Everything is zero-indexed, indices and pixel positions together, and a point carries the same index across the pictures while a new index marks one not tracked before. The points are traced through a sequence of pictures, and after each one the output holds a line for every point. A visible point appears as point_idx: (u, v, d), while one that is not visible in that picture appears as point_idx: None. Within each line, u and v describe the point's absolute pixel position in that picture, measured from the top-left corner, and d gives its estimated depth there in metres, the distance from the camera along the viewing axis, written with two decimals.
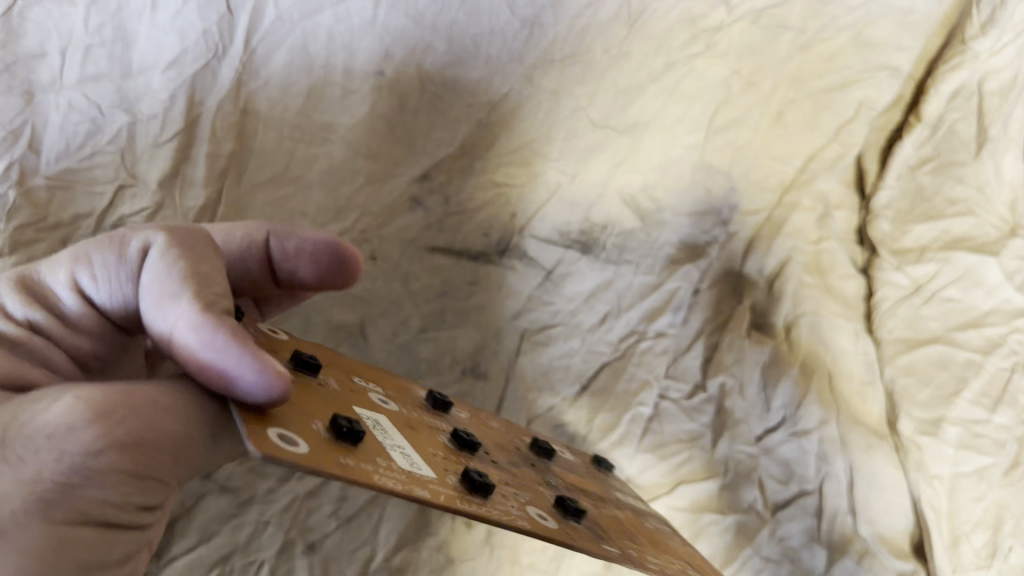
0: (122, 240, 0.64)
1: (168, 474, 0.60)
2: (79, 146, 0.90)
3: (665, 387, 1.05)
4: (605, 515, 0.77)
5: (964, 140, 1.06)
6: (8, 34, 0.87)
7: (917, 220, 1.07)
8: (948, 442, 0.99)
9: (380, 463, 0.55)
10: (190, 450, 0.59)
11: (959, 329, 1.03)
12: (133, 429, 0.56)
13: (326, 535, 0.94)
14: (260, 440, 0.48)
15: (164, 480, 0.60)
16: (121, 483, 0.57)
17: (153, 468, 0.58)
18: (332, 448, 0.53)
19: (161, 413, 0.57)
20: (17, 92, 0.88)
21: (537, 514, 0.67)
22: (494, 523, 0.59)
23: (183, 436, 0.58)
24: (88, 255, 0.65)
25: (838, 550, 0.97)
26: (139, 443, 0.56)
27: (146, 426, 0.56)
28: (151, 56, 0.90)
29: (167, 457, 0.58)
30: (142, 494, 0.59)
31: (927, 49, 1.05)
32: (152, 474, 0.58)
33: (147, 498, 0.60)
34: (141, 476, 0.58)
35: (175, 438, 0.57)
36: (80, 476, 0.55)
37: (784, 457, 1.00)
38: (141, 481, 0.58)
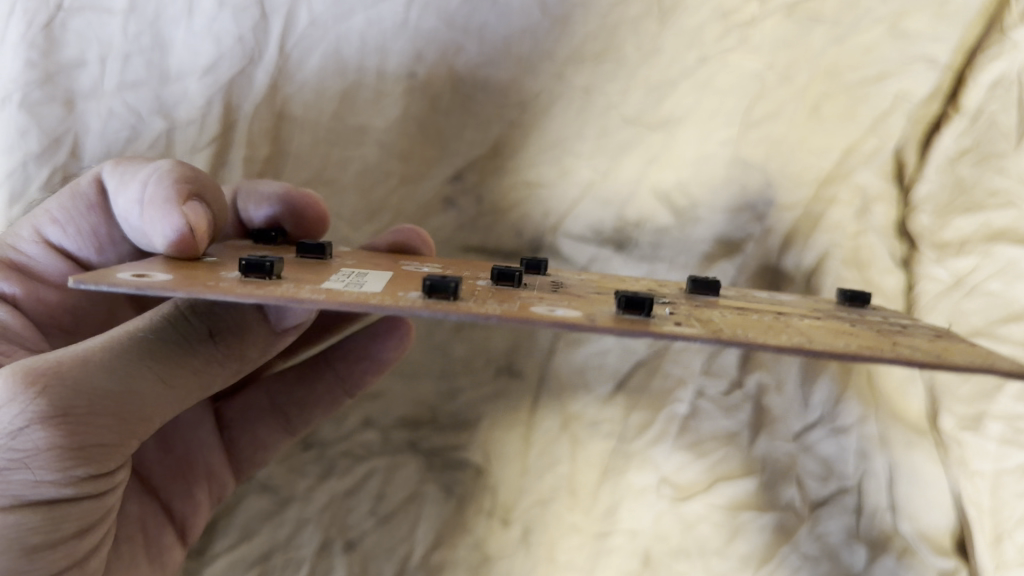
0: (75, 191, 0.89)
1: (116, 434, 0.65)
2: (120, 153, 0.97)
3: (701, 385, 1.01)
4: (744, 319, 0.66)
5: (1004, 131, 1.01)
6: (50, 44, 0.95)
7: (956, 212, 1.03)
8: (991, 438, 0.95)
9: (277, 284, 0.59)
10: (127, 400, 0.64)
11: (1002, 322, 1.01)
12: (67, 398, 0.60)
13: (365, 532, 0.97)
14: (110, 275, 0.56)
15: (113, 440, 0.65)
16: (59, 458, 0.61)
17: (91, 432, 0.63)
18: (212, 280, 0.60)
19: (92, 371, 0.62)
20: (59, 100, 0.96)
21: (551, 311, 0.61)
22: (420, 313, 0.55)
23: (120, 388, 0.63)
24: (50, 216, 0.89)
25: (878, 548, 0.96)
26: (69, 411, 0.61)
27: (82, 390, 0.61)
28: (188, 63, 0.97)
29: (107, 416, 0.63)
30: (87, 461, 0.64)
31: (968, 38, 1.02)
32: (96, 439, 0.63)
33: (93, 462, 0.64)
34: (81, 444, 0.62)
35: (108, 393, 0.62)
36: (18, 457, 0.60)
37: (823, 455, 0.98)
38: (80, 450, 0.63)
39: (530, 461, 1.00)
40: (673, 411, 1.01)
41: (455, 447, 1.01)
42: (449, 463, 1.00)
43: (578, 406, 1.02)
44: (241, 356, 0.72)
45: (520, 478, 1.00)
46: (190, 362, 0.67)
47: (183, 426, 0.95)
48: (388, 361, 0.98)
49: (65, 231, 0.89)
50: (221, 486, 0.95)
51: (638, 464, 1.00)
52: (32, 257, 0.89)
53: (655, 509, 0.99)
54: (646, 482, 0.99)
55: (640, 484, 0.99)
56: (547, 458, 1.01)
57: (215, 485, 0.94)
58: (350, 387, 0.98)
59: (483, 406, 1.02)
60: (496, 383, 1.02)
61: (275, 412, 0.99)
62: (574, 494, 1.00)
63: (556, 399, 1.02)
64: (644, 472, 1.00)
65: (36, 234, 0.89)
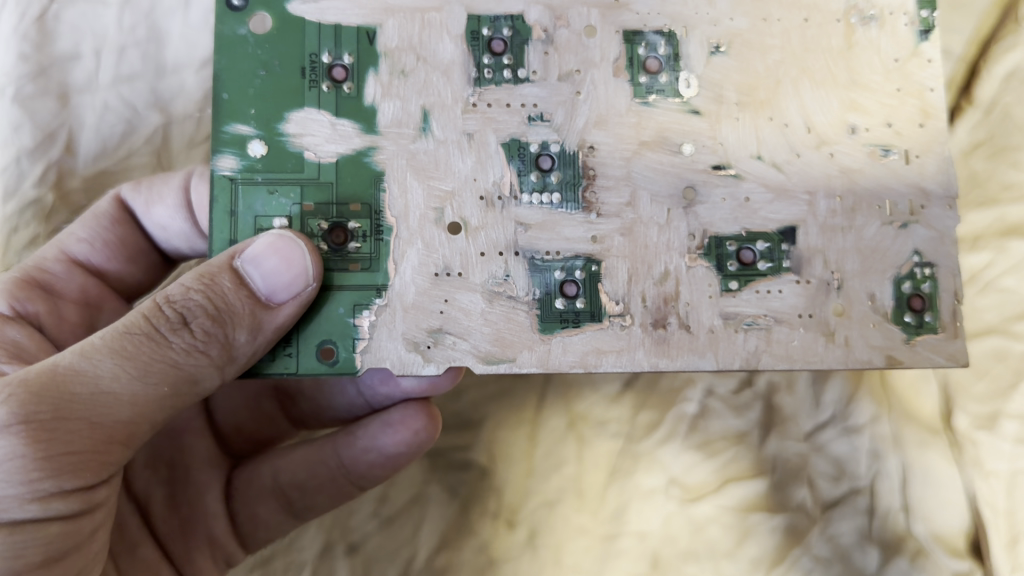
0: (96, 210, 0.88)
1: (98, 441, 0.59)
2: (115, 148, 0.94)
3: (710, 383, 1.00)
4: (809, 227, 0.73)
5: (1019, 123, 1.00)
6: (44, 37, 0.93)
7: (972, 206, 1.01)
8: (1006, 436, 0.94)
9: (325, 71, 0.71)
10: (104, 401, 0.59)
11: (1018, 319, 0.97)
12: (31, 401, 0.57)
13: (367, 535, 0.95)
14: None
15: (96, 448, 0.60)
16: (32, 466, 0.56)
17: (66, 438, 0.58)
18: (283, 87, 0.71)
19: (58, 374, 0.58)
20: (52, 94, 0.93)
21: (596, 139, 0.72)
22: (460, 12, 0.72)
23: (92, 387, 0.59)
24: (72, 236, 0.87)
25: (891, 550, 0.94)
26: (37, 413, 0.57)
27: (51, 392, 0.57)
28: (185, 55, 0.96)
29: (81, 417, 0.58)
30: (67, 472, 0.58)
31: (980, 29, 1.04)
32: (74, 446, 0.58)
33: (76, 470, 0.59)
34: (60, 452, 0.58)
35: (78, 394, 0.58)
36: None
37: (835, 455, 0.97)
38: (58, 460, 0.58)
39: (535, 462, 0.98)
40: (682, 410, 1.00)
41: (460, 448, 0.99)
42: (454, 464, 0.98)
43: (584, 405, 1.00)
44: (225, 345, 0.63)
45: (525, 479, 0.97)
46: (166, 353, 0.61)
47: (191, 488, 0.86)
48: (398, 453, 0.88)
49: (94, 246, 0.87)
50: (224, 554, 0.87)
51: (646, 464, 0.98)
52: (55, 274, 0.85)
53: (664, 511, 0.96)
54: (654, 483, 0.97)
55: (648, 485, 0.97)
56: (553, 459, 0.98)
57: (219, 548, 0.86)
58: (359, 477, 0.89)
59: (487, 405, 1.01)
60: (500, 383, 1.02)
61: (277, 492, 0.89)
62: (581, 495, 0.97)
63: (562, 397, 1.01)
64: (653, 473, 0.98)
65: (60, 254, 0.86)
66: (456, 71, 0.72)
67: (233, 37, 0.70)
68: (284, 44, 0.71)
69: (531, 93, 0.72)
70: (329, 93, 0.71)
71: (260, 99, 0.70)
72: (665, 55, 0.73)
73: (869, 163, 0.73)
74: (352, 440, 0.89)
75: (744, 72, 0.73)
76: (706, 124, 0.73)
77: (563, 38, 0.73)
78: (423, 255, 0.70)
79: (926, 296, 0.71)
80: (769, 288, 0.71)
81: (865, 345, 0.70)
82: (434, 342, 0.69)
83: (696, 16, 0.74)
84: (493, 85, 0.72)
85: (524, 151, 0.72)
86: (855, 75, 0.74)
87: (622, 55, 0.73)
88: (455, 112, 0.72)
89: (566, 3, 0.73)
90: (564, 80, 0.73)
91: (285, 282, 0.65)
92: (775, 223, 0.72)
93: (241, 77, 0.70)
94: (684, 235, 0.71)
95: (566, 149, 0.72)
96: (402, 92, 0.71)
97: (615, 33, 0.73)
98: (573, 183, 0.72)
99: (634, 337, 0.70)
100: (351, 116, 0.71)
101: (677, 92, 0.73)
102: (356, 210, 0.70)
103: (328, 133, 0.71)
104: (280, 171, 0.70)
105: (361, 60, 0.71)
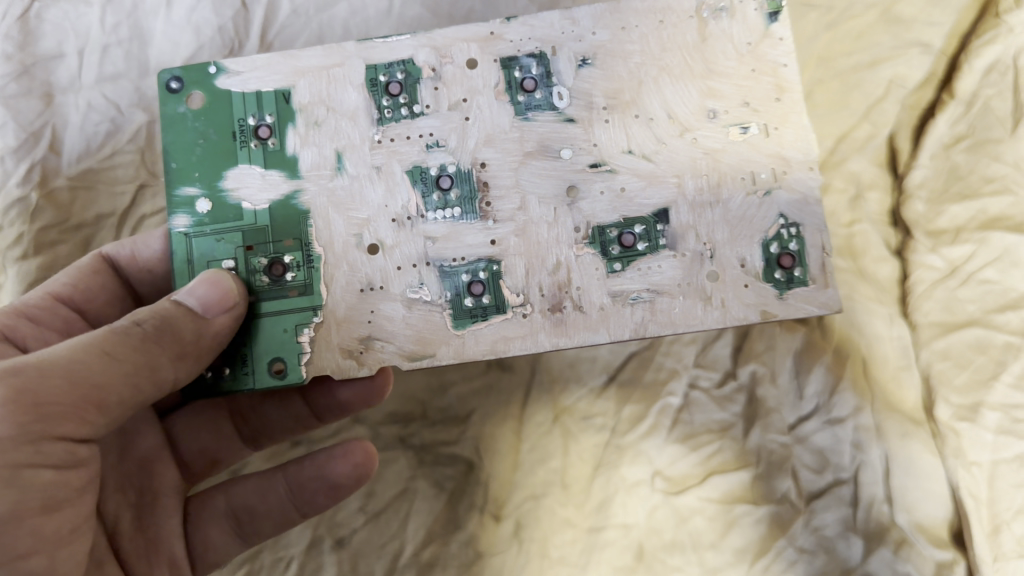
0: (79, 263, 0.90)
1: (72, 403, 0.62)
2: (99, 147, 0.95)
3: (695, 376, 1.01)
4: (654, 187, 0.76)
5: (999, 117, 1.01)
6: (27, 36, 0.95)
7: (951, 200, 1.01)
8: (987, 426, 0.95)
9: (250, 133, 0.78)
10: (80, 369, 0.62)
11: (998, 311, 0.98)
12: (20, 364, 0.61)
13: (354, 530, 0.97)
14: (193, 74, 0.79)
15: (69, 411, 0.62)
16: (16, 416, 0.60)
17: (47, 396, 0.61)
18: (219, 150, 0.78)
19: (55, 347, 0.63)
20: (36, 94, 0.94)
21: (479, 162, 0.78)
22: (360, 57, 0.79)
23: (67, 358, 0.62)
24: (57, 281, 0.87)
25: (874, 540, 0.94)
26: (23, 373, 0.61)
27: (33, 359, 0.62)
28: (167, 54, 0.97)
29: (55, 377, 0.62)
30: (44, 426, 0.61)
31: (959, 24, 1.05)
32: (51, 404, 0.61)
33: (45, 433, 0.62)
34: (38, 407, 0.61)
35: (57, 362, 0.62)
36: None
37: (817, 446, 0.98)
38: (36, 414, 0.61)
39: (521, 455, 0.99)
40: (667, 402, 1.00)
41: (448, 443, 1.00)
42: (441, 458, 0.99)
43: (570, 399, 1.01)
44: (178, 338, 0.67)
45: (511, 472, 0.98)
46: (124, 340, 0.65)
47: (155, 513, 0.84)
48: (342, 483, 0.87)
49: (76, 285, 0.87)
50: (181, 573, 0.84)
51: (631, 457, 0.99)
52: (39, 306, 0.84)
53: (650, 502, 0.97)
54: (639, 475, 0.98)
55: (634, 477, 0.98)
56: (538, 453, 0.99)
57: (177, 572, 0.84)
58: (303, 503, 0.87)
59: (474, 399, 1.02)
60: (486, 376, 1.03)
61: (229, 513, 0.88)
62: (567, 488, 0.98)
63: (547, 391, 1.02)
64: (637, 465, 0.98)
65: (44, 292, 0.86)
66: (361, 115, 0.78)
67: (173, 115, 0.78)
68: (215, 115, 0.78)
69: (428, 124, 0.78)
70: (258, 149, 0.78)
71: (202, 164, 0.78)
72: (539, 74, 0.78)
73: (730, 143, 0.76)
74: (300, 467, 0.87)
75: (610, 79, 0.78)
76: (580, 130, 0.77)
77: (450, 73, 0.78)
78: (349, 275, 0.76)
79: (796, 254, 0.74)
80: (649, 266, 0.75)
81: (740, 304, 0.74)
82: (366, 348, 0.75)
83: (563, 34, 0.78)
84: (393, 122, 0.78)
85: (425, 175, 0.77)
86: (711, 64, 0.77)
87: (500, 80, 0.78)
88: (365, 151, 0.78)
89: (447, 41, 0.79)
90: (453, 109, 0.78)
91: (220, 295, 0.71)
92: (649, 207, 0.76)
93: (185, 147, 0.78)
94: (570, 229, 0.76)
95: (461, 167, 0.77)
96: (318, 140, 0.78)
97: (493, 62, 0.78)
98: (471, 197, 0.77)
99: (536, 323, 0.74)
100: (278, 167, 0.77)
101: (554, 105, 0.78)
102: (290, 244, 0.76)
103: (259, 183, 0.77)
104: (223, 222, 0.77)
105: (281, 117, 0.78)
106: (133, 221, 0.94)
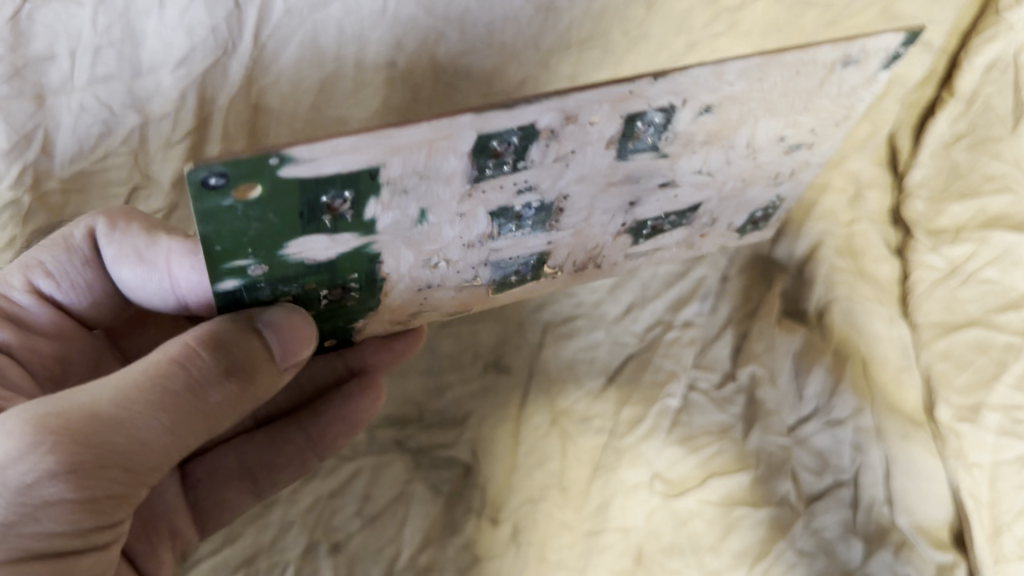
0: (68, 244, 0.85)
1: (126, 482, 0.67)
2: (92, 149, 0.94)
3: (693, 377, 1.02)
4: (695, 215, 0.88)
5: (1000, 115, 1.00)
6: (19, 37, 0.85)
7: (951, 199, 1.03)
8: (989, 428, 0.94)
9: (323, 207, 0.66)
10: (136, 452, 0.66)
11: (999, 311, 0.98)
12: (78, 454, 0.63)
13: (351, 534, 0.93)
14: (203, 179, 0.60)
15: (123, 490, 0.67)
16: (71, 509, 0.64)
17: (102, 483, 0.65)
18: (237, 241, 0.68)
19: (113, 421, 0.65)
20: (28, 96, 0.89)
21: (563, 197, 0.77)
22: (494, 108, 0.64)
23: (125, 441, 0.65)
24: (42, 267, 0.85)
25: (875, 542, 0.92)
26: (81, 467, 0.64)
27: (90, 444, 0.64)
28: (160, 56, 0.90)
29: (113, 466, 0.65)
30: (98, 511, 0.66)
31: (961, 21, 1.02)
32: (108, 492, 0.66)
33: (100, 515, 0.67)
34: (94, 498, 0.65)
35: (116, 449, 0.65)
36: (32, 508, 0.63)
37: (817, 447, 0.97)
38: (92, 505, 0.65)
39: (519, 458, 0.98)
40: (666, 404, 1.00)
41: (444, 447, 0.99)
42: (437, 462, 0.98)
43: (567, 401, 1.02)
44: (253, 392, 0.72)
45: (508, 475, 0.97)
46: (198, 406, 0.68)
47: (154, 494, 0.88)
48: (360, 420, 0.95)
49: (60, 284, 0.86)
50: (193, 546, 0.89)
51: (630, 459, 0.98)
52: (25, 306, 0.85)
53: (648, 506, 0.96)
54: (639, 478, 0.97)
55: (632, 480, 0.97)
56: (536, 456, 0.98)
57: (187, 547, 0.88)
58: (322, 448, 0.95)
59: (471, 401, 1.02)
60: (484, 379, 1.04)
61: (243, 475, 0.92)
62: (564, 491, 0.97)
63: (544, 393, 1.03)
64: (636, 468, 0.98)
65: (27, 283, 0.85)
66: (459, 178, 0.69)
67: (219, 208, 0.61)
68: (280, 202, 0.63)
69: (526, 177, 0.73)
70: (330, 224, 0.67)
71: (252, 245, 0.66)
72: (659, 125, 0.75)
73: (780, 155, 0.90)
74: (315, 419, 0.95)
75: (718, 124, 0.79)
76: (667, 162, 0.82)
77: (569, 133, 0.70)
78: (409, 284, 0.81)
79: (766, 215, 1.01)
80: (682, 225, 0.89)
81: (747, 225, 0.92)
82: (415, 315, 0.89)
83: (706, 88, 0.74)
84: (494, 179, 0.71)
85: (508, 212, 0.77)
86: (812, 104, 0.83)
87: (620, 133, 0.73)
88: (452, 205, 0.72)
89: (580, 105, 0.68)
90: (558, 161, 0.73)
91: (296, 339, 0.73)
92: (686, 204, 0.92)
93: (231, 233, 0.64)
94: (617, 221, 0.87)
95: (545, 203, 0.78)
96: (403, 204, 0.69)
97: (620, 117, 0.71)
98: (544, 218, 0.81)
99: (563, 279, 0.95)
100: (351, 231, 0.70)
101: (656, 147, 0.79)
102: (352, 274, 0.75)
103: (328, 245, 0.70)
104: (283, 275, 0.71)
105: (364, 194, 0.66)
106: None
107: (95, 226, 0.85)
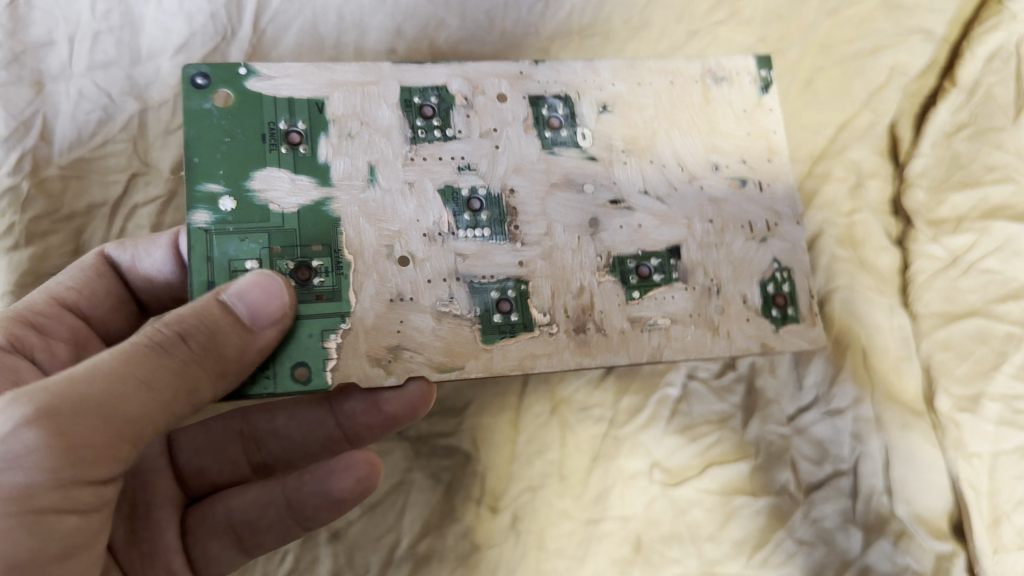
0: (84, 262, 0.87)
1: (110, 437, 0.57)
2: (91, 135, 0.95)
3: (693, 366, 1.01)
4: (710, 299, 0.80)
5: (1001, 105, 1.00)
6: (17, 23, 0.94)
7: (953, 188, 1.00)
8: (989, 418, 0.93)
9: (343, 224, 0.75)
10: (120, 399, 0.57)
11: (1000, 301, 0.97)
12: (50, 401, 0.55)
13: (350, 522, 0.94)
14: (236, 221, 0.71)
15: (107, 446, 0.57)
16: (53, 457, 0.54)
17: (80, 433, 0.56)
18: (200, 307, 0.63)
19: (83, 374, 0.57)
20: (26, 81, 0.93)
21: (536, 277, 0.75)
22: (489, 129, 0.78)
23: (102, 390, 0.57)
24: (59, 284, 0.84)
25: (875, 532, 0.94)
26: (53, 410, 0.55)
27: (63, 390, 0.56)
28: (160, 41, 0.97)
29: (91, 412, 0.56)
30: (81, 467, 0.56)
31: (961, 13, 1.07)
32: (89, 442, 0.56)
33: (78, 475, 0.56)
34: (73, 446, 0.55)
35: (94, 397, 0.56)
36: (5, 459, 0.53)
37: (817, 437, 0.97)
38: (72, 454, 0.55)
39: (519, 447, 0.98)
40: (665, 393, 1.00)
41: (444, 435, 0.98)
42: (437, 450, 0.97)
43: (567, 390, 1.00)
44: (221, 358, 0.62)
45: (509, 464, 0.97)
46: (167, 365, 0.60)
47: (149, 524, 0.80)
48: (341, 498, 0.81)
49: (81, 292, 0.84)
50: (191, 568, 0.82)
51: (629, 448, 0.98)
52: (45, 316, 0.81)
53: (648, 495, 0.96)
54: (638, 466, 0.97)
55: (632, 469, 0.97)
56: (536, 445, 0.98)
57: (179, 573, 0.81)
58: (304, 517, 0.83)
59: (470, 390, 1.00)
60: None
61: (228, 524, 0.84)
62: (564, 479, 0.96)
63: (544, 382, 1.01)
64: (635, 457, 0.97)
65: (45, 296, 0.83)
66: (395, 132, 0.75)
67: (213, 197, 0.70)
68: (243, 116, 0.72)
69: (459, 148, 0.76)
70: (288, 155, 0.72)
71: (227, 162, 0.71)
72: (565, 114, 0.80)
73: (731, 192, 0.81)
74: (299, 481, 0.81)
75: (628, 125, 0.81)
76: (602, 169, 0.79)
77: (480, 103, 0.78)
78: (379, 285, 0.71)
79: (786, 294, 0.80)
80: (663, 295, 0.77)
81: (744, 335, 0.77)
82: (395, 357, 0.70)
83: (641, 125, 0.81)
84: (426, 143, 0.76)
85: (457, 196, 0.75)
86: (714, 123, 0.82)
87: (529, 115, 0.79)
88: (397, 167, 0.75)
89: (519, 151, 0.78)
90: (484, 137, 0.78)
91: (266, 300, 0.64)
92: (664, 242, 0.79)
93: (208, 145, 0.71)
94: (594, 256, 0.77)
95: (492, 192, 0.76)
96: (351, 152, 0.74)
97: (522, 98, 0.79)
98: (502, 220, 0.76)
99: (562, 342, 0.74)
100: (308, 173, 0.72)
101: (577, 142, 0.79)
102: (318, 251, 0.71)
103: (289, 187, 0.72)
104: (248, 223, 0.70)
105: (313, 125, 0.74)
106: (125, 211, 0.95)
107: (107, 250, 0.88)
